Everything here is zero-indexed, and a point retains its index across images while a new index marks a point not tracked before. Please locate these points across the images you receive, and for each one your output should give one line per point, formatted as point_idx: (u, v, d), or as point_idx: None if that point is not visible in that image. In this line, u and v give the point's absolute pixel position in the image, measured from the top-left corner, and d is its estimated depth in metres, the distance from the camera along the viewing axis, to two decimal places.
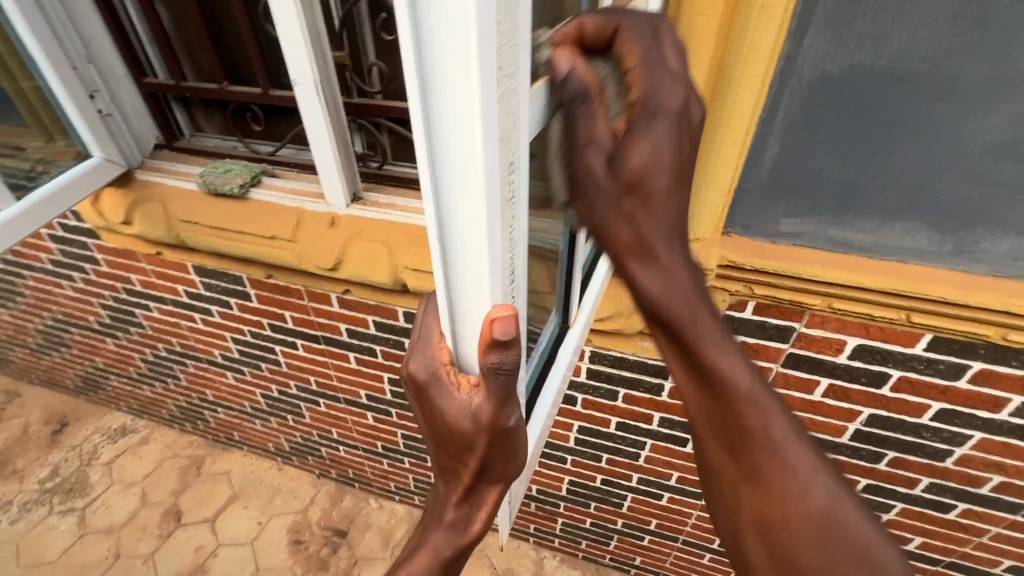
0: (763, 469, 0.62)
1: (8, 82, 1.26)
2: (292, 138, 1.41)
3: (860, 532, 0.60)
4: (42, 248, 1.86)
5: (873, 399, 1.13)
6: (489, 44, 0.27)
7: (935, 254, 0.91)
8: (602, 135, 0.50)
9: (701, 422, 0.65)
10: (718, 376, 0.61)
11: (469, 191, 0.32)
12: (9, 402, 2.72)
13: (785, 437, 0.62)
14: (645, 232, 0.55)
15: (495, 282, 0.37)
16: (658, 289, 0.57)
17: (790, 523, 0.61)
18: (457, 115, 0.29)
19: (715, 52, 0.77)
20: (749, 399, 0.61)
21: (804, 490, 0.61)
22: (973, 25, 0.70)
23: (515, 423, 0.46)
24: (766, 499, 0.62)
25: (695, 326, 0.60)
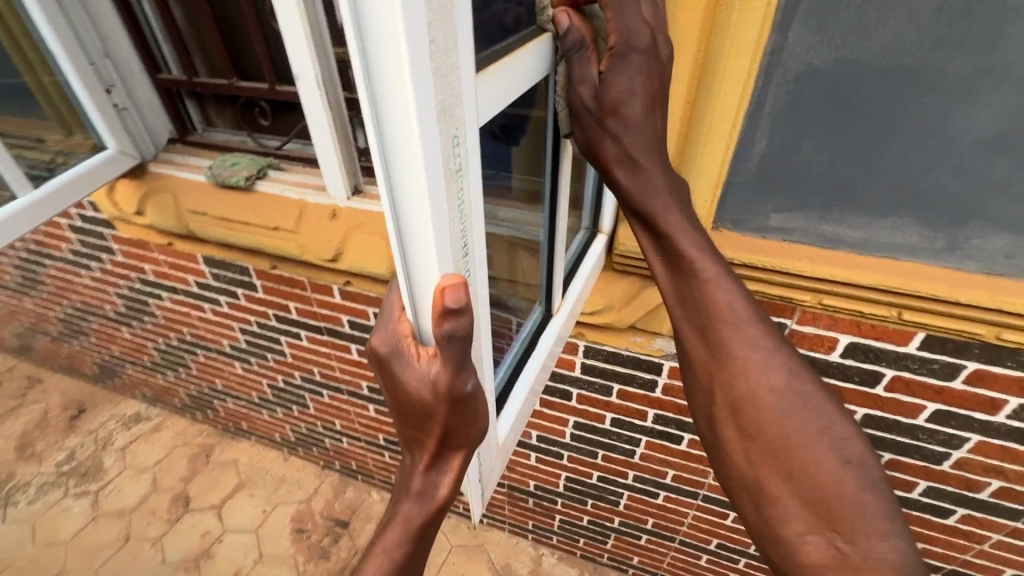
0: (729, 345, 0.65)
1: (31, 77, 1.33)
2: (298, 132, 1.45)
3: (815, 407, 0.62)
4: (62, 238, 1.93)
5: (867, 399, 1.12)
6: (420, 19, 0.29)
7: (927, 251, 0.90)
8: (591, 73, 0.60)
9: (672, 308, 0.70)
10: (684, 255, 0.66)
11: (415, 162, 0.34)
12: (32, 388, 2.82)
13: (750, 318, 0.66)
14: (629, 147, 0.64)
15: (444, 247, 0.40)
16: (632, 187, 0.66)
17: (755, 398, 0.63)
18: (397, 88, 0.31)
19: (698, 47, 0.78)
20: (713, 279, 0.66)
21: (765, 364, 0.64)
22: (960, 17, 0.70)
23: (472, 390, 0.48)
24: (732, 373, 0.64)
25: (663, 215, 0.67)
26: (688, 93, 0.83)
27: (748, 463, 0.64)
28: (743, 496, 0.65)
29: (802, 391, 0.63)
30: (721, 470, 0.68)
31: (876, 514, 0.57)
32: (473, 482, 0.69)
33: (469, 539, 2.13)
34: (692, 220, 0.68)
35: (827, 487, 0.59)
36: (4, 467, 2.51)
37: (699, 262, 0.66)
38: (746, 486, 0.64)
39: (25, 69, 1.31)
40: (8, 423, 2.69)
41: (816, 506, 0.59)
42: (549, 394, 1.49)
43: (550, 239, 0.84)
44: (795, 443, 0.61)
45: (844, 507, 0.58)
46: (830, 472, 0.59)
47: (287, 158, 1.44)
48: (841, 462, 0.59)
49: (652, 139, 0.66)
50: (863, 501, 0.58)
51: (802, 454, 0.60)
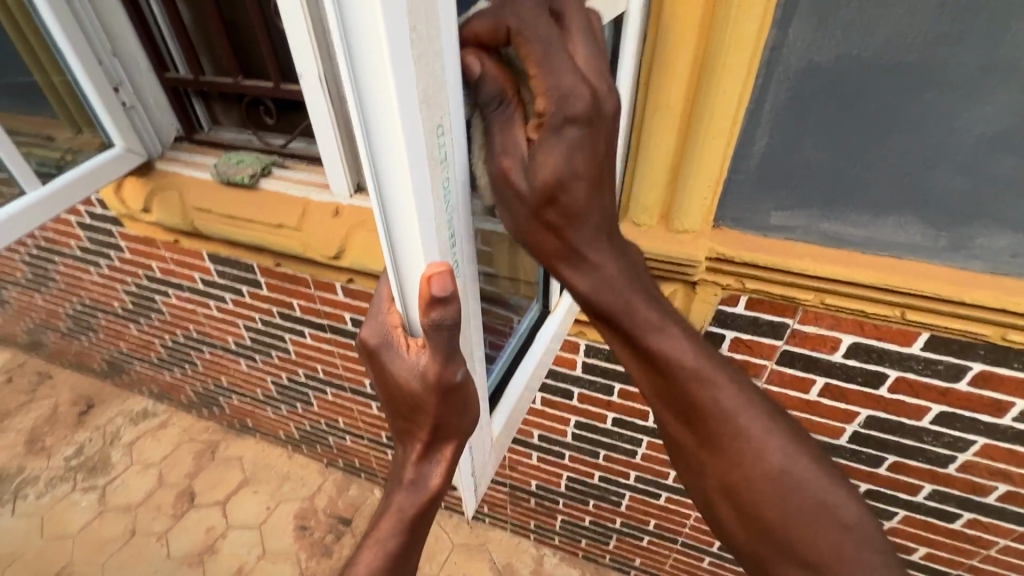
0: (716, 439, 0.71)
1: (41, 76, 1.35)
2: (302, 131, 1.45)
3: (808, 483, 0.69)
4: (72, 236, 1.96)
5: (872, 400, 1.10)
6: (401, 10, 0.32)
7: (931, 250, 0.89)
8: (515, 141, 0.53)
9: (660, 403, 0.75)
10: (661, 361, 0.70)
11: (398, 152, 0.38)
12: (42, 383, 2.86)
13: (731, 407, 0.71)
14: (578, 245, 0.62)
15: (427, 229, 0.43)
16: (598, 293, 0.67)
17: (747, 485, 0.70)
18: (380, 76, 0.34)
19: (698, 41, 0.79)
20: (691, 379, 0.70)
21: (752, 453, 0.70)
22: (962, 11, 0.69)
23: (461, 378, 0.51)
24: (726, 464, 0.71)
25: (639, 320, 0.69)
26: (687, 89, 0.84)
27: (753, 537, 0.72)
28: (755, 563, 0.74)
29: (791, 468, 0.70)
30: (730, 538, 0.76)
31: (880, 571, 0.65)
32: (466, 475, 0.70)
33: (471, 538, 2.13)
34: (669, 316, 0.71)
35: (828, 559, 0.66)
36: (14, 461, 2.55)
37: (682, 362, 0.70)
38: (755, 554, 0.73)
39: (35, 69, 1.34)
40: (19, 418, 2.73)
41: (821, 574, 0.67)
42: (550, 393, 1.49)
43: None
44: (794, 521, 0.68)
45: (844, 572, 0.66)
46: (831, 541, 0.67)
47: (292, 156, 1.45)
48: (840, 529, 0.67)
49: (597, 225, 0.63)
50: (863, 560, 0.66)
51: (796, 529, 0.68)
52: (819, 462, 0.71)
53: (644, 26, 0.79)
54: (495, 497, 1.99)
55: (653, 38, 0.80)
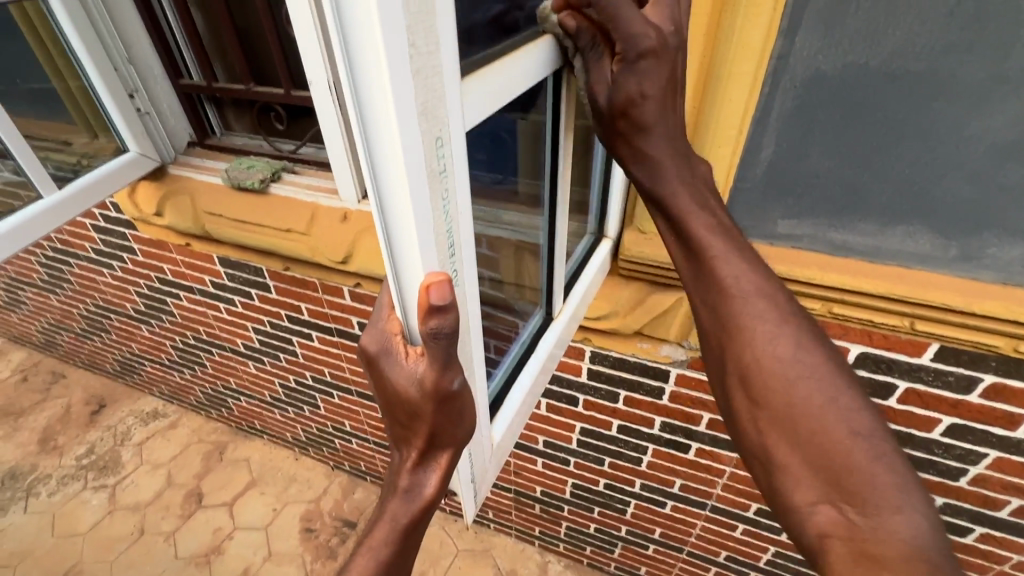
0: (735, 316, 0.65)
1: (59, 81, 1.38)
2: (312, 136, 1.48)
3: (824, 377, 0.61)
4: (86, 238, 1.99)
5: (880, 412, 1.09)
6: (400, 27, 0.34)
7: (940, 260, 0.88)
8: (603, 75, 0.62)
9: (684, 286, 0.70)
10: (693, 235, 0.67)
11: (398, 164, 0.39)
12: (56, 382, 2.91)
13: (756, 290, 0.65)
14: (647, 147, 0.67)
15: (426, 239, 0.44)
16: (646, 179, 0.69)
17: (762, 367, 0.62)
18: (380, 90, 0.35)
19: (704, 50, 0.79)
20: (720, 255, 0.66)
21: (773, 336, 0.63)
22: (971, 21, 0.68)
23: (458, 386, 0.51)
24: (739, 345, 0.64)
25: (675, 201, 0.68)
26: (690, 99, 0.83)
27: (759, 432, 0.63)
28: (757, 465, 0.63)
29: (812, 362, 0.62)
30: (736, 441, 0.66)
31: (889, 483, 0.55)
32: (465, 481, 0.70)
33: (475, 543, 2.13)
34: (707, 203, 0.69)
35: (835, 454, 0.57)
36: (27, 459, 2.59)
37: (706, 240, 0.67)
38: (757, 453, 0.63)
39: (53, 75, 1.37)
40: (33, 416, 2.77)
41: (826, 473, 0.57)
42: (555, 399, 1.49)
43: (550, 241, 0.84)
44: (805, 412, 0.59)
45: (853, 477, 0.55)
46: (838, 438, 0.57)
47: (301, 161, 1.47)
48: (849, 430, 0.57)
49: (669, 133, 0.67)
50: (875, 472, 0.55)
51: (809, 423, 0.59)
52: (848, 369, 0.63)
53: None
54: (499, 502, 1.99)
55: None
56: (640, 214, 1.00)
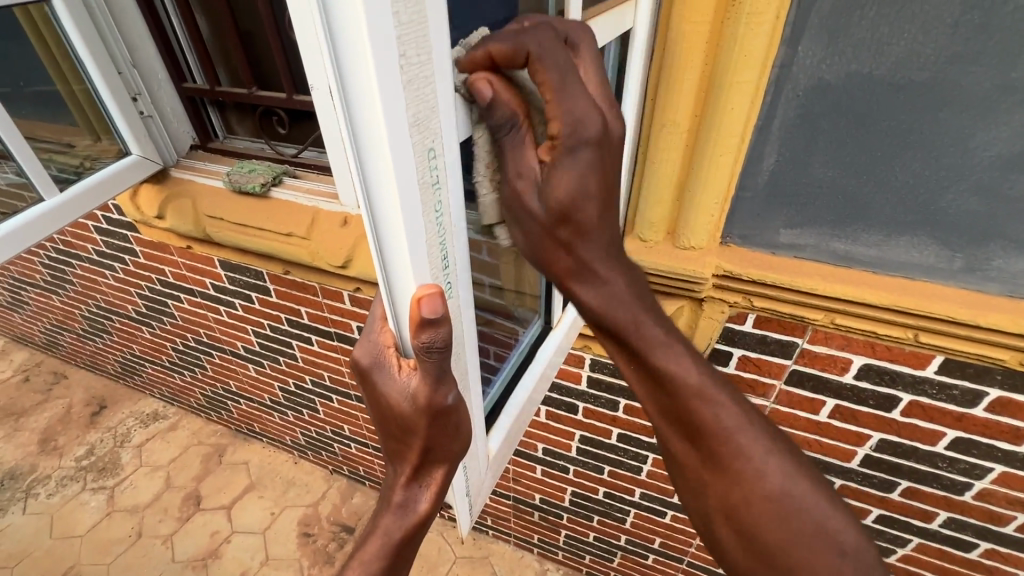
0: (716, 454, 0.71)
1: (61, 85, 1.36)
2: (314, 140, 1.47)
3: (801, 496, 0.69)
4: (89, 240, 1.99)
5: (883, 424, 1.07)
6: (391, 38, 0.33)
7: (945, 271, 0.87)
8: (530, 167, 0.56)
9: (660, 418, 0.75)
10: (666, 374, 0.71)
11: (388, 176, 0.38)
12: (56, 383, 2.91)
13: (731, 425, 0.71)
14: (582, 256, 0.64)
15: (418, 250, 0.43)
16: (606, 308, 0.68)
17: (749, 501, 0.70)
18: (370, 101, 0.34)
19: (705, 58, 0.79)
20: (694, 394, 0.71)
21: (753, 468, 0.70)
22: (977, 32, 0.68)
23: (453, 401, 0.51)
24: (723, 475, 0.71)
25: (645, 336, 0.70)
26: (693, 107, 0.84)
27: (746, 546, 0.71)
28: (747, 572, 0.73)
29: (789, 487, 0.69)
30: (722, 547, 0.75)
31: None
32: (461, 495, 0.69)
33: (473, 550, 2.11)
34: (672, 335, 0.72)
35: (819, 570, 0.66)
36: (27, 460, 2.59)
37: (680, 376, 0.71)
38: (750, 571, 0.72)
39: (53, 77, 1.34)
40: (34, 417, 2.77)
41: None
42: (554, 406, 1.48)
43: None
44: (788, 535, 0.68)
45: None
46: (826, 561, 0.65)
47: (302, 165, 1.47)
48: (836, 551, 0.66)
49: (609, 245, 0.66)
50: None
51: (797, 550, 0.67)
52: (815, 481, 0.71)
53: (651, 44, 0.82)
54: (498, 509, 1.97)
55: (661, 53, 0.82)
56: (641, 222, 0.98)
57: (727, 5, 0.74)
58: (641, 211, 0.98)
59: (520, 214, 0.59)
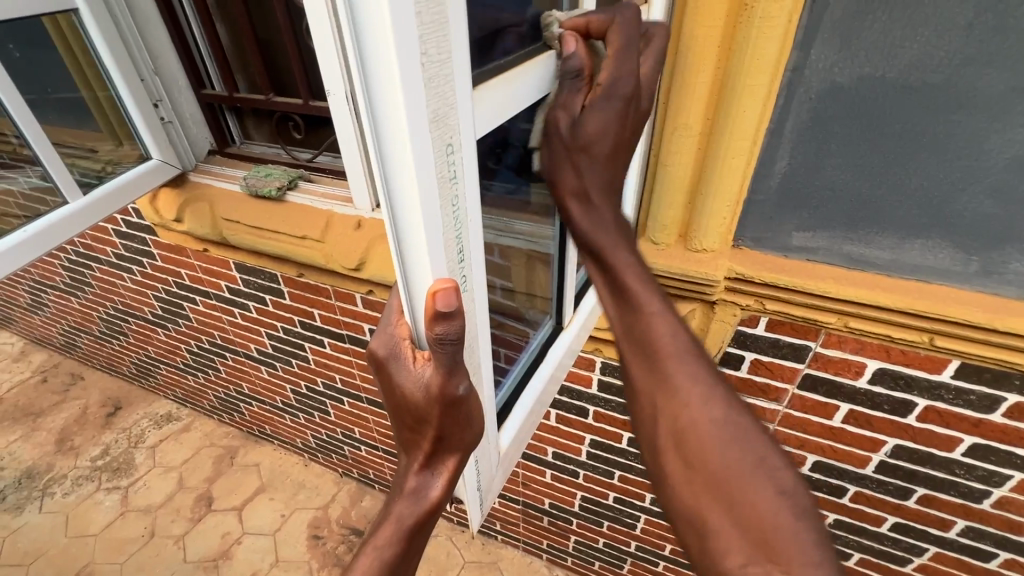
0: (669, 376, 0.67)
1: (87, 91, 1.39)
2: (329, 145, 1.50)
3: (748, 436, 0.62)
4: (108, 243, 2.04)
5: (898, 429, 1.06)
6: (412, 36, 0.34)
7: (961, 275, 0.86)
8: (574, 103, 0.61)
9: (622, 343, 0.72)
10: (630, 290, 0.69)
11: (407, 170, 0.39)
12: (73, 384, 2.96)
13: (689, 351, 0.68)
14: (587, 181, 0.66)
15: (435, 244, 0.44)
16: (589, 228, 0.68)
17: (695, 427, 0.63)
18: (392, 97, 0.36)
19: (717, 61, 0.80)
20: (655, 313, 0.69)
21: (705, 397, 0.65)
22: (990, 34, 0.68)
23: (465, 392, 0.52)
24: (674, 404, 0.65)
25: (614, 256, 0.69)
26: (705, 111, 0.85)
27: (690, 495, 0.62)
28: (686, 527, 0.62)
29: (739, 422, 0.63)
30: (665, 503, 0.65)
31: (813, 546, 0.54)
32: (471, 489, 0.69)
33: (482, 555, 2.10)
34: (640, 261, 0.71)
35: (762, 518, 0.56)
36: (44, 459, 2.63)
37: (644, 296, 0.69)
38: (687, 518, 0.62)
39: (79, 84, 1.38)
40: (51, 417, 2.82)
41: (754, 538, 0.56)
42: (565, 410, 1.48)
43: (561, 249, 0.85)
44: (735, 473, 0.59)
45: (782, 538, 0.55)
46: (765, 499, 0.57)
47: (317, 170, 1.49)
48: (775, 490, 0.58)
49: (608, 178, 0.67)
50: (802, 533, 0.55)
51: (738, 484, 0.59)
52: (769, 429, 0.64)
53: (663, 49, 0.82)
54: (507, 513, 1.97)
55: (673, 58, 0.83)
56: (654, 225, 0.99)
57: (739, 10, 0.75)
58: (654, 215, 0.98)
59: (552, 143, 0.62)
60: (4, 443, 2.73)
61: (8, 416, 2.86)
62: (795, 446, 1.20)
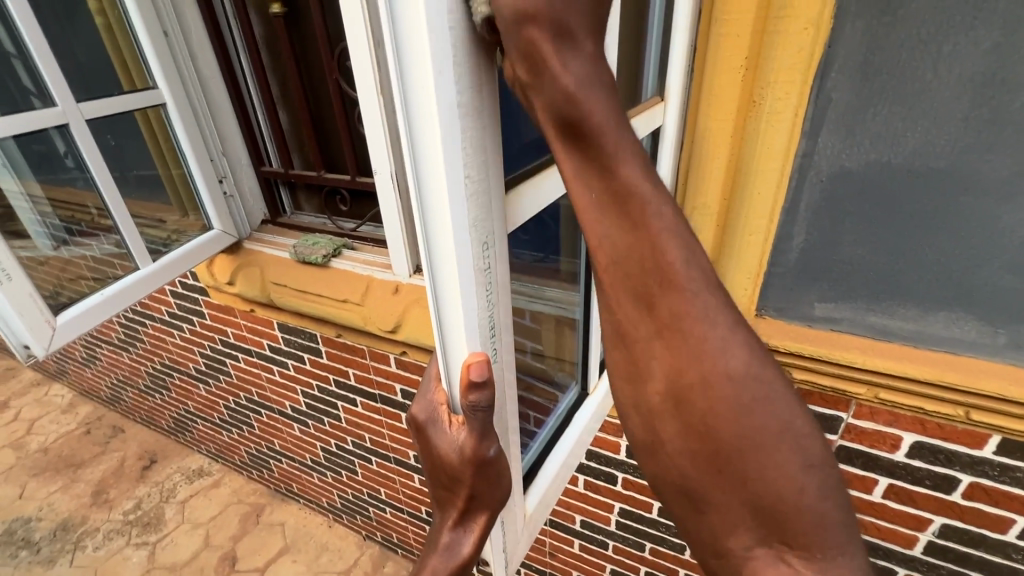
0: (682, 322, 0.46)
1: (163, 168, 1.57)
2: (372, 216, 1.64)
3: (782, 400, 0.47)
4: (163, 302, 2.18)
5: (944, 507, 1.02)
6: (458, 168, 0.44)
7: (989, 347, 0.86)
8: None
9: (609, 269, 0.47)
10: (629, 187, 0.44)
11: (448, 265, 0.48)
12: (114, 437, 3.07)
13: (712, 288, 0.46)
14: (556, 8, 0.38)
15: (471, 323, 0.52)
16: (568, 91, 0.40)
17: (713, 395, 0.46)
18: (440, 210, 0.45)
19: (731, 148, 0.88)
20: (667, 231, 0.45)
21: (730, 350, 0.46)
22: (987, 125, 0.73)
23: (494, 453, 0.58)
24: (685, 363, 0.46)
25: (601, 124, 0.42)
26: (724, 192, 0.92)
27: (692, 463, 0.48)
28: (677, 492, 0.51)
29: (770, 383, 0.47)
30: (655, 462, 0.51)
31: (834, 530, 0.48)
32: (497, 550, 0.70)
33: None
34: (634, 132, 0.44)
35: (772, 489, 0.46)
36: (79, 512, 2.68)
37: (651, 209, 0.45)
38: (679, 485, 0.50)
39: (158, 162, 1.56)
40: (91, 468, 2.91)
41: (766, 514, 0.47)
42: (593, 476, 1.47)
43: (586, 316, 0.93)
44: (756, 448, 0.46)
45: (798, 518, 0.47)
46: (789, 479, 0.46)
47: (360, 239, 1.61)
48: (800, 462, 0.47)
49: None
50: (820, 508, 0.47)
51: (760, 465, 0.46)
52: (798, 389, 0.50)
53: (680, 138, 0.91)
54: None
55: (691, 144, 0.91)
56: None
57: (748, 107, 0.84)
58: None
59: None
60: (44, 494, 2.80)
61: (50, 466, 2.96)
62: None
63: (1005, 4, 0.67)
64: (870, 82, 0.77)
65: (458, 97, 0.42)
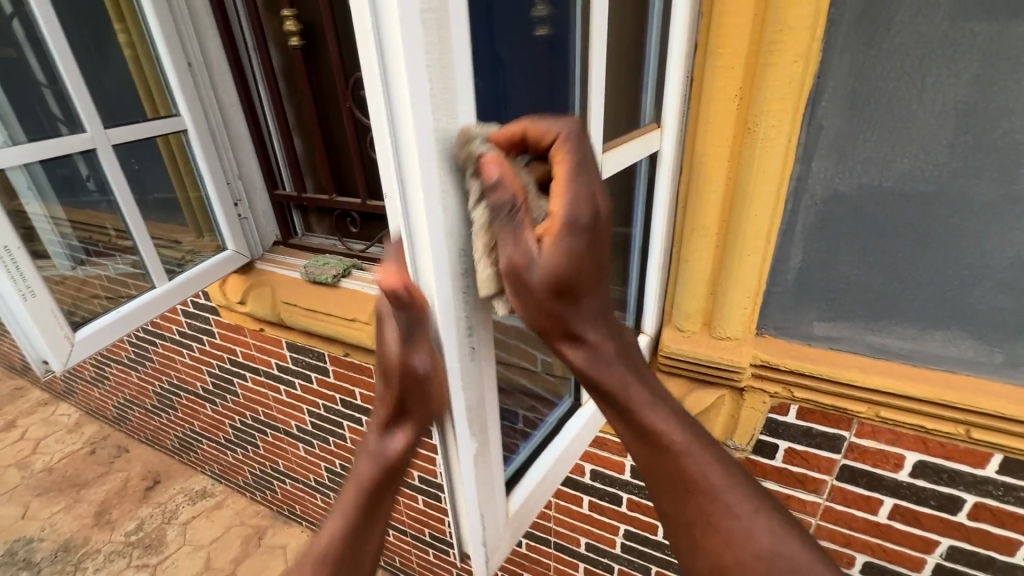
0: (708, 514, 0.66)
1: (180, 191, 1.62)
2: (381, 238, 1.69)
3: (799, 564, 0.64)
4: (174, 321, 2.22)
5: (951, 529, 1.02)
6: (433, 181, 0.47)
7: (986, 366, 0.88)
8: (526, 242, 0.51)
9: (652, 478, 0.69)
10: (652, 427, 0.67)
11: (426, 271, 0.52)
12: (119, 457, 3.08)
13: (724, 484, 0.67)
14: (574, 326, 0.60)
15: (448, 323, 0.54)
16: (597, 374, 0.64)
17: (742, 565, 0.64)
18: (420, 220, 0.49)
19: (728, 172, 0.91)
20: (685, 451, 0.67)
21: (748, 530, 0.65)
22: (973, 150, 0.77)
23: (425, 369, 0.58)
24: (718, 543, 0.66)
25: (629, 392, 0.66)
26: (721, 215, 0.95)
27: None
28: None
29: (786, 549, 0.64)
30: None
31: None
32: (477, 542, 0.68)
33: None
34: (654, 390, 0.69)
35: None
36: (81, 532, 2.67)
37: (671, 438, 0.67)
38: None
39: (176, 185, 1.60)
40: (94, 488, 2.91)
41: None
42: (597, 497, 1.47)
43: None
44: None
45: None
46: None
47: (368, 260, 1.67)
48: None
49: (596, 313, 0.62)
50: None
51: None
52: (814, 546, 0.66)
53: (678, 162, 0.95)
54: None
55: (691, 170, 0.94)
56: (680, 312, 1.06)
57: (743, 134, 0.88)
58: (678, 303, 1.06)
59: (524, 292, 0.54)
60: (47, 514, 2.79)
61: (54, 486, 2.96)
62: (842, 544, 1.15)
63: (982, 38, 0.71)
64: (859, 110, 0.81)
65: (432, 109, 0.46)
